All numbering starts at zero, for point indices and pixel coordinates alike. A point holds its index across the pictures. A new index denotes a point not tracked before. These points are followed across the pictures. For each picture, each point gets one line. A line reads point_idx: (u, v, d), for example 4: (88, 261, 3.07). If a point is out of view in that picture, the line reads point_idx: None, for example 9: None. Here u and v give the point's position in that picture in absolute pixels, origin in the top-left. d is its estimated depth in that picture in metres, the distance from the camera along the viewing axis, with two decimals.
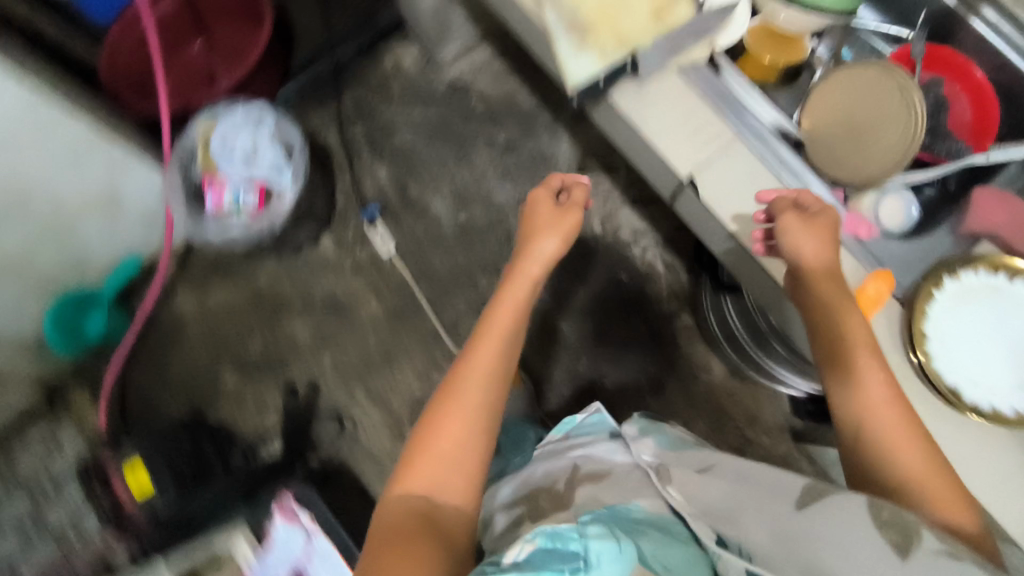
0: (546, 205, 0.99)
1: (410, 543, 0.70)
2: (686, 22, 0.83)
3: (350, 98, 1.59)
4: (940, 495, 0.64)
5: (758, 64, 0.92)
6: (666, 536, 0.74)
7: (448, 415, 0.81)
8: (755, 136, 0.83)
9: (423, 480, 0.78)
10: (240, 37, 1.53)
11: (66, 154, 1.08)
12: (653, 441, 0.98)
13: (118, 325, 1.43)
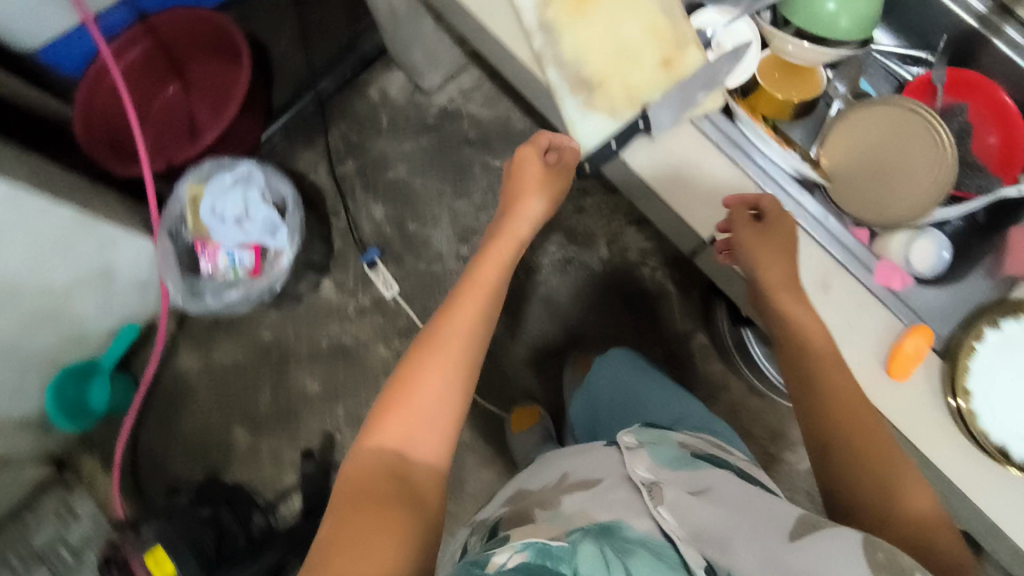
0: (533, 165, 0.87)
1: (379, 516, 0.63)
2: (695, 70, 0.79)
3: (338, 132, 1.54)
4: (906, 495, 0.67)
5: (771, 100, 0.87)
6: (658, 559, 0.61)
7: (423, 374, 0.73)
8: (777, 187, 0.79)
9: (394, 440, 0.70)
10: (219, 77, 1.52)
11: (52, 240, 1.03)
12: (651, 449, 0.82)
13: (120, 393, 1.40)
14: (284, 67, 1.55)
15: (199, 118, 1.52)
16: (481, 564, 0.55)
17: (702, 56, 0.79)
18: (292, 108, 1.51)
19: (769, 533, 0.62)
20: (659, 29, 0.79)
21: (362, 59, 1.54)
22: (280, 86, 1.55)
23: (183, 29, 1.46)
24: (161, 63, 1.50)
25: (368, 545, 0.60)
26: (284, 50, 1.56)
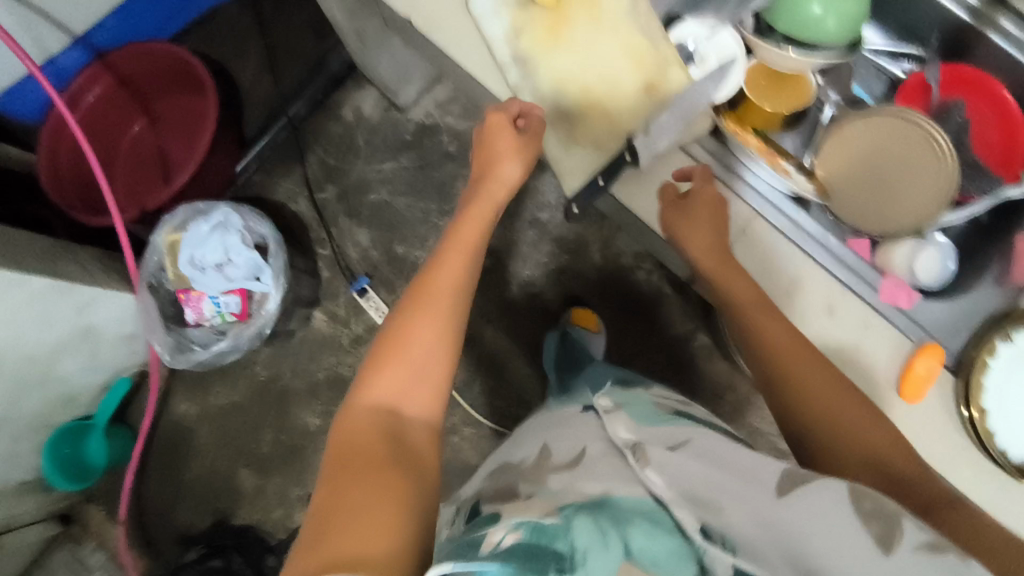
0: (504, 132, 0.75)
1: (376, 476, 0.60)
2: (682, 91, 0.75)
3: (315, 158, 1.50)
4: (874, 447, 0.67)
5: (761, 112, 0.83)
6: (653, 526, 0.57)
7: (413, 331, 0.71)
8: (774, 207, 0.76)
9: (385, 397, 0.69)
10: (185, 107, 1.45)
11: (30, 312, 1.00)
12: (629, 411, 0.80)
13: (120, 446, 1.38)
14: (253, 95, 1.51)
15: (170, 152, 1.45)
16: (476, 544, 0.53)
17: (687, 74, 0.75)
18: (267, 133, 1.48)
19: (753, 493, 0.63)
20: (639, 50, 0.75)
21: (331, 79, 1.49)
22: (251, 114, 1.51)
23: (143, 63, 1.40)
24: (123, 101, 1.44)
25: (367, 506, 0.56)
26: (251, 76, 1.51)
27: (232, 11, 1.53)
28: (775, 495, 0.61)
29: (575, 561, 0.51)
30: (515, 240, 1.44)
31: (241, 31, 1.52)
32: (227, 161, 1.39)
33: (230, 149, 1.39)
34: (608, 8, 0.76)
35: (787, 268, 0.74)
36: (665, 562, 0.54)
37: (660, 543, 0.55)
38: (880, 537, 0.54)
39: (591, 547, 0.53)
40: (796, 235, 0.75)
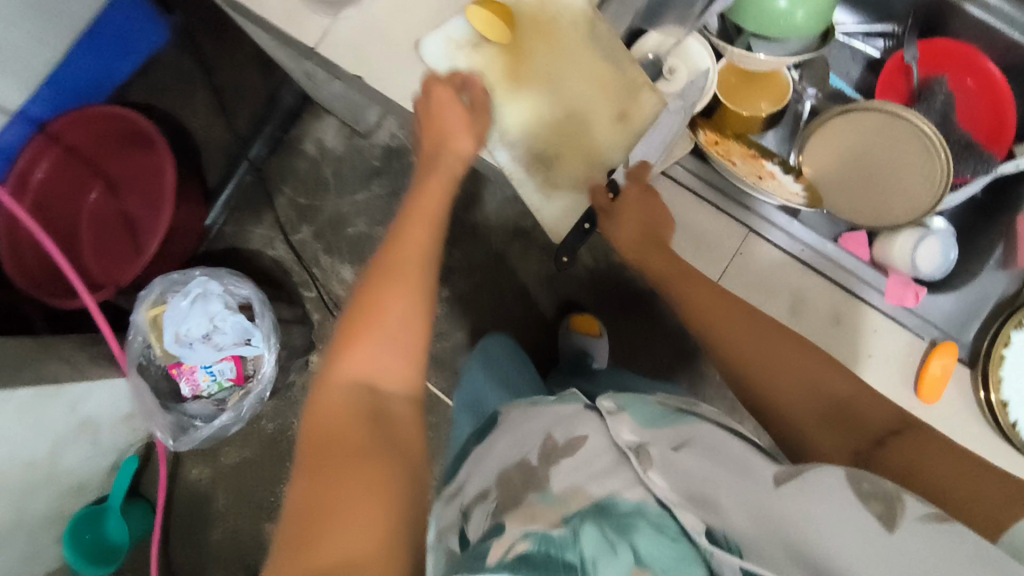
0: (454, 108, 0.69)
1: (362, 464, 0.52)
2: (654, 117, 0.71)
3: (285, 198, 1.45)
4: (813, 375, 0.66)
5: (739, 118, 0.80)
6: (659, 533, 0.53)
7: (385, 306, 0.62)
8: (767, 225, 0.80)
9: (360, 374, 0.60)
10: (139, 164, 1.40)
11: (19, 417, 0.96)
12: (632, 412, 0.70)
13: (140, 521, 1.36)
14: (208, 141, 1.44)
15: (134, 212, 1.41)
16: (485, 556, 0.53)
17: (658, 98, 0.71)
18: (231, 180, 1.44)
19: (751, 484, 0.55)
20: (605, 80, 0.72)
21: (286, 115, 1.46)
22: (209, 161, 1.44)
23: (89, 129, 1.33)
24: (74, 170, 1.37)
25: (355, 500, 0.50)
26: (204, 122, 1.44)
27: (171, 55, 1.45)
28: (771, 481, 0.54)
29: (586, 568, 0.49)
30: (503, 252, 1.40)
31: (185, 75, 1.45)
32: (195, 218, 1.34)
33: (196, 204, 1.34)
34: (565, 38, 0.72)
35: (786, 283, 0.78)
36: (676, 567, 0.50)
37: (669, 548, 0.52)
38: (884, 515, 0.47)
39: (600, 556, 0.50)
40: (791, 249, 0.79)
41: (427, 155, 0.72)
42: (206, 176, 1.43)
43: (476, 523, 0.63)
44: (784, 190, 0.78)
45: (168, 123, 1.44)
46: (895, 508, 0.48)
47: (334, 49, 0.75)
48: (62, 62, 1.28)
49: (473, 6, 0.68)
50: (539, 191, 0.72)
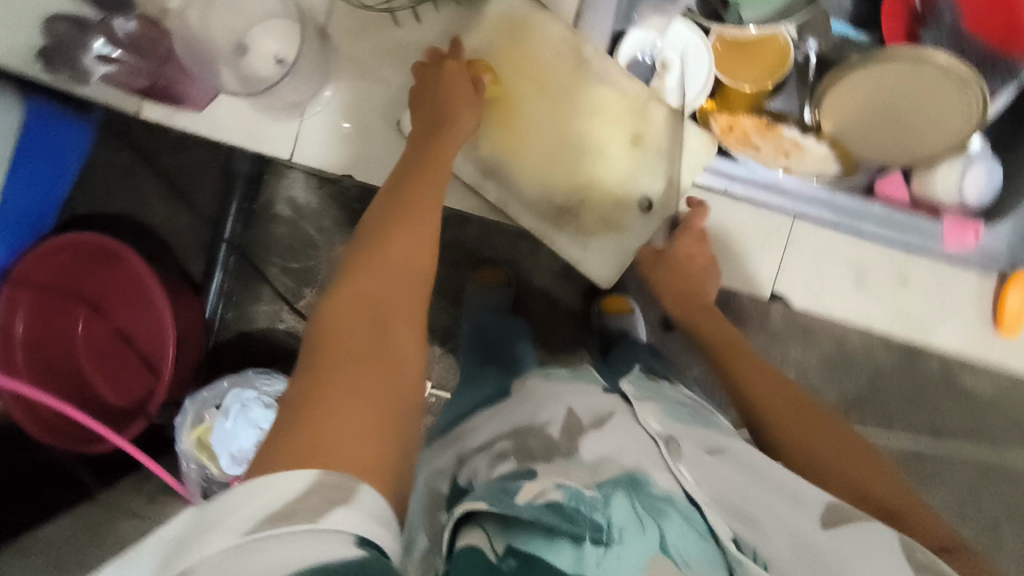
0: (462, 80, 0.62)
1: (364, 367, 0.41)
2: (671, 127, 0.68)
3: (276, 267, 1.36)
4: (857, 463, 0.52)
5: (741, 98, 0.74)
6: (686, 525, 0.47)
7: (395, 234, 0.51)
8: (805, 200, 0.70)
9: (368, 292, 0.46)
10: (123, 280, 1.14)
11: None
12: (662, 403, 0.62)
13: None
14: (177, 233, 1.35)
15: (136, 335, 1.16)
16: (513, 494, 0.43)
17: (668, 109, 0.68)
18: (216, 268, 1.33)
19: (794, 515, 0.47)
20: (607, 107, 0.67)
21: (248, 181, 1.31)
22: (185, 253, 1.35)
23: (63, 254, 1.09)
24: (56, 303, 1.13)
25: (353, 394, 0.38)
26: (165, 214, 1.35)
27: (107, 158, 1.34)
28: (817, 523, 0.46)
29: (612, 539, 0.43)
30: (511, 250, 1.16)
31: (129, 174, 1.34)
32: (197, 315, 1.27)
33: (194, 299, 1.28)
34: (555, 71, 0.67)
35: (849, 260, 0.71)
36: (698, 563, 0.44)
37: (694, 541, 0.45)
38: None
39: (627, 526, 0.44)
40: (833, 218, 0.70)
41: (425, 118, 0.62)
42: (186, 271, 1.35)
43: (479, 471, 0.53)
44: (813, 155, 0.73)
45: (130, 229, 1.35)
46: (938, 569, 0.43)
47: (315, 155, 0.69)
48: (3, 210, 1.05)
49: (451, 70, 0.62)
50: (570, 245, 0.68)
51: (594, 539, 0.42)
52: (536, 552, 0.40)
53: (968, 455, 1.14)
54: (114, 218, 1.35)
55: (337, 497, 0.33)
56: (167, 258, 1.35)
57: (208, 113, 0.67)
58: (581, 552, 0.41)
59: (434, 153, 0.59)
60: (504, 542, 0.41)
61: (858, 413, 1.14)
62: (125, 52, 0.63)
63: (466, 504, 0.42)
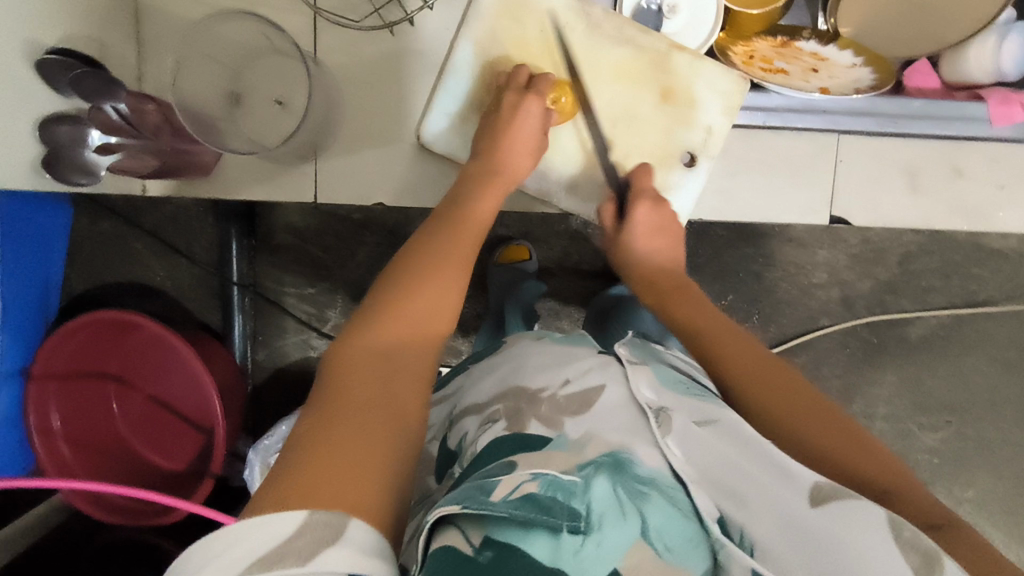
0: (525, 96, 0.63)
1: (372, 422, 0.42)
2: (696, 75, 0.67)
3: (293, 296, 1.16)
4: (834, 441, 0.48)
5: (754, 21, 0.71)
6: (670, 506, 0.43)
7: (426, 282, 0.52)
8: (845, 114, 0.69)
9: (390, 345, 0.48)
10: (147, 347, 1.04)
11: None
12: (658, 370, 0.55)
13: None
14: (184, 287, 1.15)
15: (175, 401, 1.07)
16: (488, 492, 0.41)
17: (689, 55, 0.66)
18: (233, 313, 1.13)
19: (784, 492, 0.41)
20: (630, 71, 0.66)
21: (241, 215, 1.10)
22: (197, 305, 1.16)
23: (77, 340, 0.97)
24: (81, 386, 1.02)
25: (351, 439, 0.41)
26: (165, 270, 1.15)
27: (87, 225, 1.13)
28: (805, 501, 0.40)
29: (592, 526, 0.41)
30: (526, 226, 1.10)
31: (116, 237, 1.13)
32: (231, 365, 1.07)
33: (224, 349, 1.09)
34: (567, 45, 0.66)
35: (899, 164, 0.72)
36: (680, 548, 0.41)
37: (677, 524, 0.42)
38: (922, 567, 0.35)
39: (606, 512, 0.42)
40: (875, 126, 0.70)
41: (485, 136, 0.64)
42: (206, 324, 1.16)
43: (471, 432, 0.54)
44: (841, 67, 0.72)
45: (134, 294, 1.15)
46: (935, 565, 0.35)
47: (335, 189, 0.66)
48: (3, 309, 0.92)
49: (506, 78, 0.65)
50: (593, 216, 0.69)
51: (571, 529, 0.40)
52: (508, 543, 0.40)
53: (997, 311, 1.19)
54: (116, 287, 1.15)
55: (326, 537, 0.36)
56: (181, 317, 1.15)
57: (216, 175, 0.64)
58: (558, 544, 0.40)
59: (452, 201, 0.61)
60: (481, 534, 0.40)
61: (893, 297, 1.17)
62: (126, 135, 0.62)
63: (439, 508, 0.41)
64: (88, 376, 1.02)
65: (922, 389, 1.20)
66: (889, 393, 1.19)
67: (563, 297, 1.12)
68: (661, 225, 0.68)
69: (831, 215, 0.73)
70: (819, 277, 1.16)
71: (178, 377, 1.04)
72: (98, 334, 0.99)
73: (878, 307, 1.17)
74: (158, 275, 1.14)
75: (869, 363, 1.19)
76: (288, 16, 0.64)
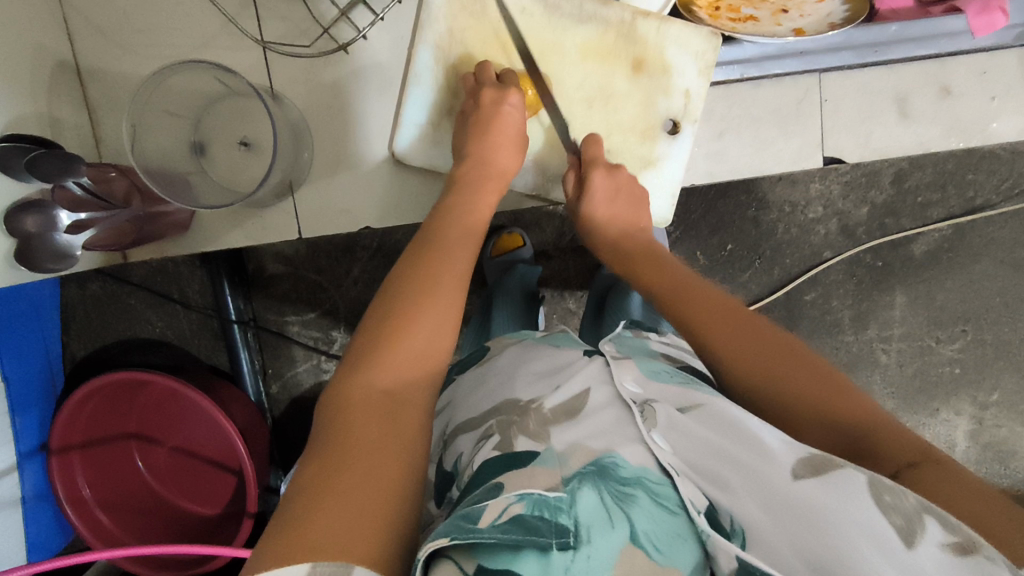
0: (494, 93, 0.61)
1: (374, 465, 0.41)
2: (665, 37, 0.65)
3: (296, 324, 1.13)
4: (810, 392, 0.48)
5: None
6: (656, 504, 0.42)
7: (427, 310, 0.50)
8: (825, 53, 0.69)
9: (390, 381, 0.47)
10: (162, 399, 1.03)
11: None
12: (640, 360, 0.56)
13: None
14: (187, 335, 1.12)
15: (199, 449, 1.06)
16: (476, 519, 0.38)
17: (654, 20, 0.65)
18: (237, 353, 1.10)
19: (768, 468, 0.41)
20: (598, 48, 0.65)
21: (228, 256, 1.06)
22: (203, 350, 1.12)
23: (90, 405, 0.95)
24: (103, 450, 1.00)
25: (357, 486, 0.40)
26: (164, 320, 1.11)
27: (76, 289, 1.09)
28: (790, 472, 0.40)
29: (581, 540, 0.38)
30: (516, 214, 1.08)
31: (108, 296, 1.09)
32: (251, 407, 1.05)
33: (239, 390, 1.06)
34: (527, 33, 0.64)
35: (887, 93, 0.71)
36: (670, 547, 0.40)
37: (665, 522, 0.41)
38: (904, 527, 0.35)
39: (595, 522, 0.39)
40: (858, 59, 0.70)
41: (464, 142, 0.62)
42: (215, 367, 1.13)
43: (467, 452, 0.52)
44: (812, 2, 0.69)
45: (137, 349, 1.11)
46: (916, 523, 0.35)
47: (315, 219, 0.65)
48: (7, 393, 0.90)
49: (480, 71, 0.63)
50: (573, 177, 0.67)
51: (561, 546, 0.38)
52: (500, 572, 0.37)
53: (999, 214, 1.18)
54: (117, 345, 1.11)
55: None
56: (189, 363, 1.11)
57: (195, 228, 0.63)
58: (549, 564, 0.37)
59: (437, 213, 0.59)
60: (474, 563, 0.37)
61: (892, 220, 1.16)
62: (98, 209, 0.59)
63: (428, 543, 0.37)
64: (106, 438, 1.00)
65: (935, 304, 1.19)
66: (903, 313, 1.18)
67: (563, 275, 1.10)
68: (619, 190, 0.66)
69: (824, 156, 0.72)
70: (815, 212, 1.15)
71: (200, 424, 1.03)
72: (111, 394, 0.96)
73: (879, 230, 1.16)
74: (156, 327, 1.11)
75: (878, 287, 1.17)
76: (238, 54, 0.63)
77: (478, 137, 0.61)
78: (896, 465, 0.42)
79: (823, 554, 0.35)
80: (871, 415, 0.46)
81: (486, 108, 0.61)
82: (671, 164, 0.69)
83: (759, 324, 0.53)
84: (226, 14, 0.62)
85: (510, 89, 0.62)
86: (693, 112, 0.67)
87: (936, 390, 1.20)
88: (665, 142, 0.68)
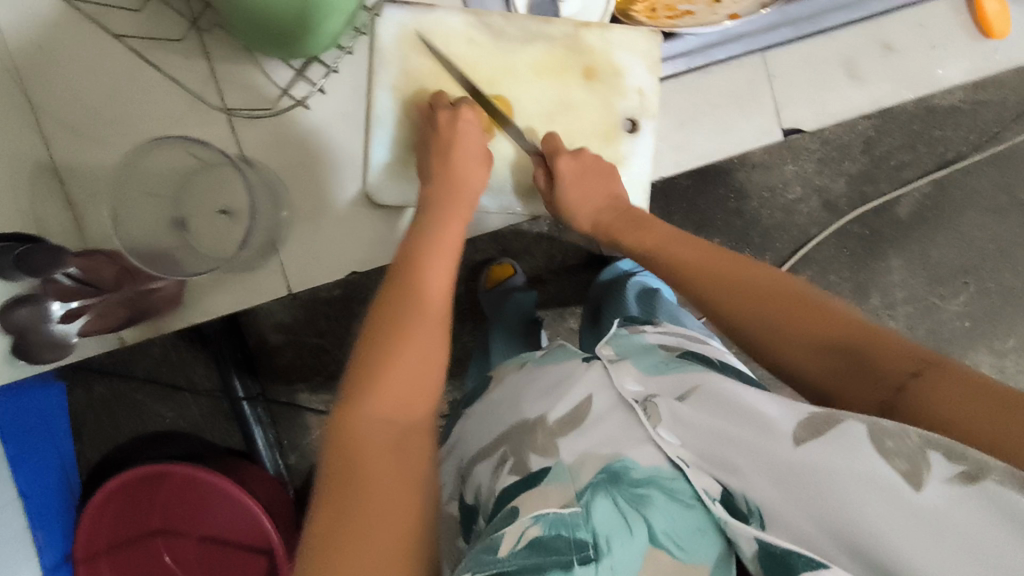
0: (456, 120, 0.63)
1: (387, 502, 0.42)
2: (610, 43, 0.68)
3: (304, 390, 1.13)
4: (803, 320, 0.48)
5: None
6: (672, 501, 0.43)
7: (410, 339, 0.50)
8: (762, 32, 0.73)
9: (391, 410, 0.47)
10: (183, 488, 0.97)
11: None
12: (637, 358, 0.56)
13: None
14: (199, 422, 1.11)
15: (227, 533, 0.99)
16: (495, 549, 0.40)
17: (597, 29, 0.68)
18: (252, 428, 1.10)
19: (769, 443, 0.40)
20: (548, 64, 0.67)
21: (225, 333, 1.07)
22: (216, 433, 1.11)
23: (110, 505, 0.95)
24: (129, 552, 0.99)
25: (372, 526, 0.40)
26: (174, 411, 1.10)
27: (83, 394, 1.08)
28: (791, 440, 0.39)
29: (601, 552, 0.40)
30: (502, 244, 1.10)
31: (115, 396, 1.09)
32: (272, 483, 1.03)
33: (258, 467, 1.04)
34: (477, 60, 0.67)
35: (834, 59, 0.74)
36: (691, 542, 0.41)
37: (683, 517, 0.42)
38: (910, 471, 0.34)
39: (614, 533, 0.41)
40: (796, 32, 0.74)
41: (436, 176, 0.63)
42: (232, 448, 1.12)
43: (485, 484, 0.52)
44: None
45: (152, 443, 1.10)
46: (921, 463, 0.33)
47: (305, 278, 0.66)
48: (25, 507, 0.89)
49: (439, 104, 0.65)
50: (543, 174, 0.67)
51: (582, 560, 0.39)
52: None
53: (973, 162, 1.19)
54: (130, 445, 1.10)
55: None
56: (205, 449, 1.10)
57: (188, 301, 0.64)
58: None
59: (413, 241, 0.59)
60: None
61: (871, 186, 1.17)
62: (87, 296, 0.60)
63: None
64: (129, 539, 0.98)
65: (931, 261, 1.19)
66: (902, 276, 1.19)
67: (558, 296, 1.11)
68: (585, 168, 0.66)
69: (784, 129, 0.74)
70: (795, 192, 1.16)
71: (223, 509, 0.98)
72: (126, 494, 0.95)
73: (860, 199, 1.17)
74: (165, 418, 1.10)
75: (872, 255, 1.18)
76: (206, 128, 0.65)
77: (440, 168, 0.63)
78: (898, 382, 0.42)
79: (840, 522, 0.35)
80: (874, 332, 0.45)
81: (444, 143, 0.63)
82: (636, 157, 0.71)
83: (753, 265, 0.54)
84: (192, 93, 0.64)
85: (467, 120, 0.64)
86: (649, 105, 0.70)
87: (952, 345, 1.19)
88: (631, 141, 0.70)
